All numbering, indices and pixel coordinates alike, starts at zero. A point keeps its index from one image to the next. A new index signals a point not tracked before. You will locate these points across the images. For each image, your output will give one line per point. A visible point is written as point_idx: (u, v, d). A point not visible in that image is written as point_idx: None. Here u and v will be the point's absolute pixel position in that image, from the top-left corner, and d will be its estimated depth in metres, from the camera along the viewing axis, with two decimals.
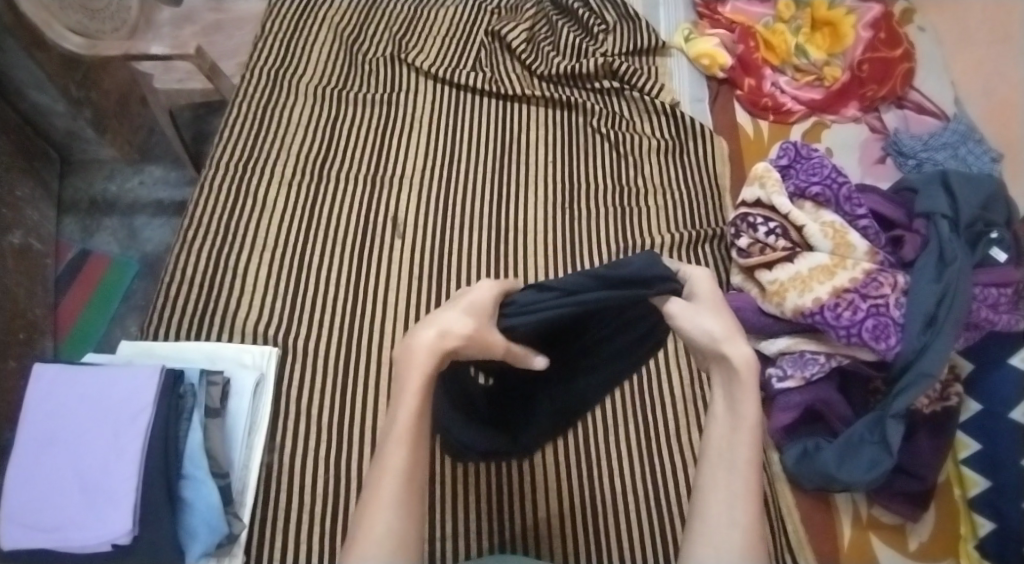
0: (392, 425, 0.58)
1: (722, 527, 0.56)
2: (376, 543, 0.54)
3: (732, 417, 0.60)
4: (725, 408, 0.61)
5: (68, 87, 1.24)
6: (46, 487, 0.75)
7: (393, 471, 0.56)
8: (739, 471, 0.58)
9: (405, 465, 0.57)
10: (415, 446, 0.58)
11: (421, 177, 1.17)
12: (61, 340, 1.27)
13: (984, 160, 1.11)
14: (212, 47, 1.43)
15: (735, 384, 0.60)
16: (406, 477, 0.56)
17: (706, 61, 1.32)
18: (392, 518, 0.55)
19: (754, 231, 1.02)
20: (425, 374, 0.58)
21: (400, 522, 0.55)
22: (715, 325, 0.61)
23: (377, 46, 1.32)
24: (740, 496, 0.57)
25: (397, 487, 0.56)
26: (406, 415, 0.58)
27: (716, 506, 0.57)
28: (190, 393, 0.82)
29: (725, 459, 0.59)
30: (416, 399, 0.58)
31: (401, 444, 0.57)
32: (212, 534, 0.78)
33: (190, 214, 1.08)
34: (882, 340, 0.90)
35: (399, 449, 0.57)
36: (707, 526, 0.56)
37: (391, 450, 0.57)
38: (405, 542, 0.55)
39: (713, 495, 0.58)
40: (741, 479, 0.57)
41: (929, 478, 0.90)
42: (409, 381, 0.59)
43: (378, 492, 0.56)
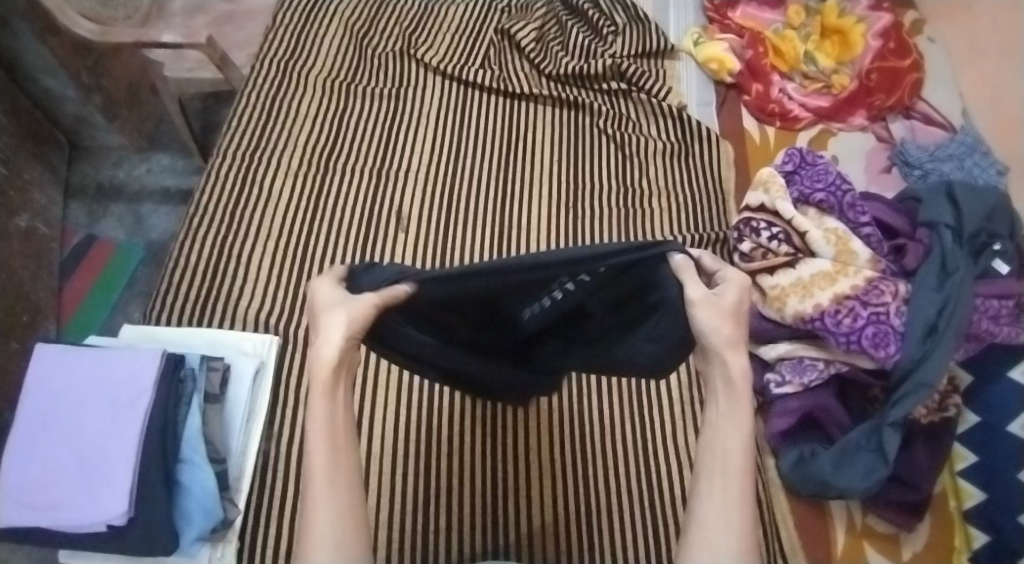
0: (310, 436, 0.55)
1: (719, 530, 0.53)
2: (316, 549, 0.52)
3: (729, 421, 0.57)
4: (722, 415, 0.58)
5: (80, 73, 1.25)
6: (44, 467, 0.75)
7: (317, 480, 0.54)
8: (735, 477, 0.55)
9: (327, 471, 0.54)
10: (336, 449, 0.55)
11: (427, 172, 1.18)
12: (64, 323, 1.27)
13: (990, 172, 1.11)
14: (223, 38, 1.43)
15: (731, 392, 0.57)
16: (329, 479, 0.54)
17: (714, 66, 1.32)
18: (331, 514, 0.53)
19: (757, 235, 1.01)
20: (326, 383, 0.55)
21: (337, 523, 0.53)
22: (714, 324, 0.56)
23: (387, 41, 1.32)
24: (736, 501, 0.54)
25: (324, 493, 0.53)
26: (317, 425, 0.55)
27: (717, 517, 0.54)
28: (190, 378, 0.82)
29: (719, 459, 0.56)
30: (325, 406, 0.55)
31: (319, 451, 0.54)
32: (206, 519, 0.78)
33: (196, 202, 1.08)
34: (881, 348, 0.90)
35: (319, 456, 0.54)
36: (701, 534, 0.54)
37: (312, 454, 0.54)
38: (348, 540, 0.53)
39: (706, 499, 0.55)
40: (739, 483, 0.55)
41: (926, 488, 0.90)
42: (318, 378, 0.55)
43: (310, 501, 0.53)
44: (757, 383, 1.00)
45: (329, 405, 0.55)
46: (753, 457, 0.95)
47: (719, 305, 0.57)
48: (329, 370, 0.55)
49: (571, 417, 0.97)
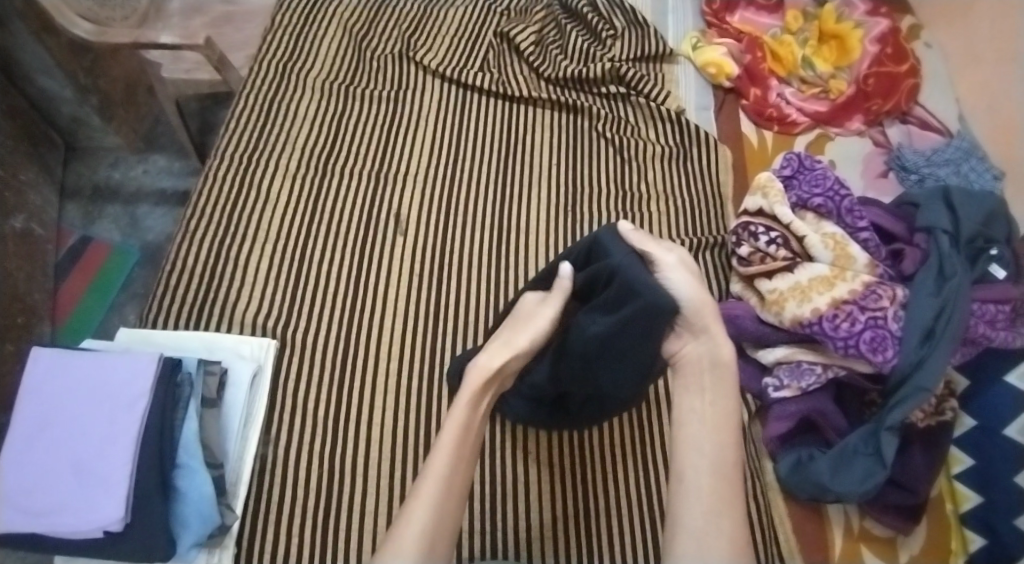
0: (442, 435, 0.64)
1: (711, 523, 0.59)
2: (409, 540, 0.57)
3: (715, 417, 0.64)
4: (710, 409, 0.65)
5: (76, 73, 1.25)
6: (40, 471, 0.75)
7: (434, 482, 0.61)
8: (724, 477, 0.61)
9: (445, 474, 0.62)
10: (458, 456, 0.63)
11: (426, 175, 1.17)
12: (59, 325, 1.27)
13: (986, 177, 1.11)
14: (221, 38, 1.43)
15: (716, 383, 0.66)
16: (445, 481, 0.61)
17: (713, 70, 1.33)
18: (430, 510, 0.59)
19: (755, 239, 1.02)
20: (474, 394, 0.66)
21: (431, 525, 0.59)
22: (689, 292, 0.65)
23: (385, 43, 1.32)
24: (727, 505, 0.60)
25: (435, 491, 0.60)
26: (451, 431, 0.64)
27: (705, 518, 0.60)
28: (187, 383, 0.82)
29: (708, 458, 0.62)
30: (465, 413, 0.65)
31: (444, 454, 0.63)
32: (204, 524, 0.78)
33: (194, 204, 1.08)
34: (879, 352, 0.90)
35: (442, 459, 0.62)
36: (694, 532, 0.59)
37: (437, 456, 0.63)
38: (435, 543, 0.58)
39: (697, 495, 0.61)
40: (728, 485, 0.61)
41: (922, 492, 0.90)
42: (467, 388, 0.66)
43: (418, 497, 0.60)
44: (755, 387, 1.00)
45: (467, 415, 0.65)
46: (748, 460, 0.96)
47: (685, 269, 0.65)
48: (481, 380, 0.66)
49: None
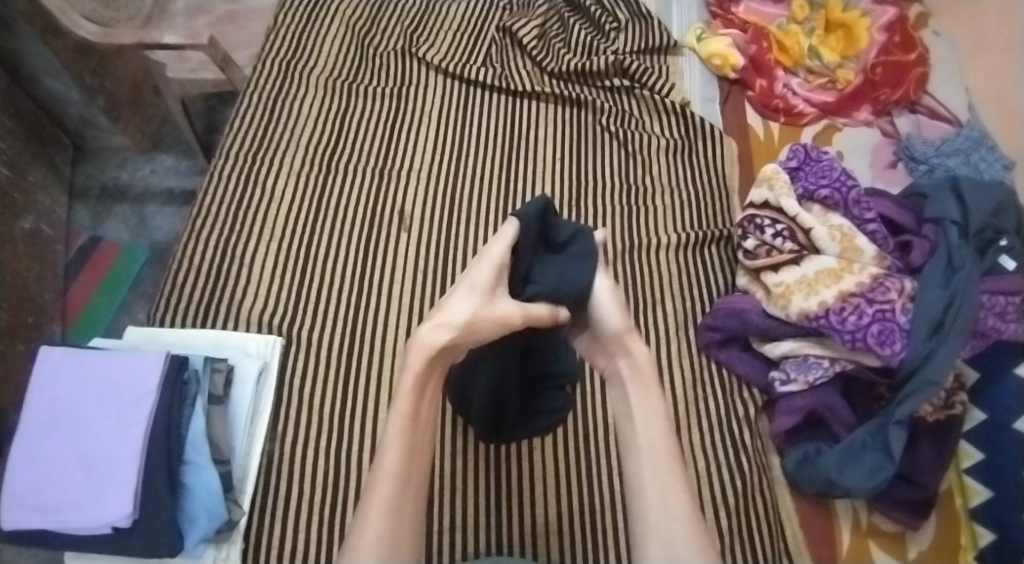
0: (389, 432, 0.62)
1: (664, 521, 0.59)
2: (366, 546, 0.57)
3: (643, 413, 0.64)
4: (636, 408, 0.65)
5: (82, 75, 1.25)
6: (49, 468, 0.76)
7: (386, 483, 0.60)
8: (662, 463, 0.62)
9: (397, 472, 0.60)
10: (410, 452, 0.61)
11: (429, 172, 1.17)
12: (70, 325, 1.28)
13: (996, 167, 1.10)
14: (225, 38, 1.43)
15: (636, 381, 0.66)
16: (397, 486, 0.60)
17: (718, 61, 1.31)
18: (387, 516, 0.58)
19: (761, 232, 1.01)
20: (418, 376, 0.61)
21: (390, 530, 0.58)
22: (617, 324, 0.67)
23: (389, 40, 1.32)
24: (669, 485, 0.60)
25: (389, 495, 0.59)
26: (398, 422, 0.61)
27: (654, 507, 0.60)
28: (194, 379, 0.83)
29: (646, 456, 0.62)
30: (409, 404, 0.62)
31: (394, 450, 0.61)
32: (211, 520, 0.79)
33: (199, 203, 1.08)
34: (887, 345, 0.90)
35: (393, 456, 0.60)
36: (651, 526, 0.59)
37: (385, 456, 0.61)
38: (399, 543, 0.58)
39: (644, 498, 0.61)
40: (666, 469, 0.61)
41: (931, 486, 0.89)
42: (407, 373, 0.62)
43: (371, 499, 0.59)
44: (761, 381, 1.00)
45: (415, 404, 0.62)
46: (755, 455, 0.96)
47: (609, 300, 0.68)
48: (425, 361, 0.61)
49: (574, 415, 0.97)
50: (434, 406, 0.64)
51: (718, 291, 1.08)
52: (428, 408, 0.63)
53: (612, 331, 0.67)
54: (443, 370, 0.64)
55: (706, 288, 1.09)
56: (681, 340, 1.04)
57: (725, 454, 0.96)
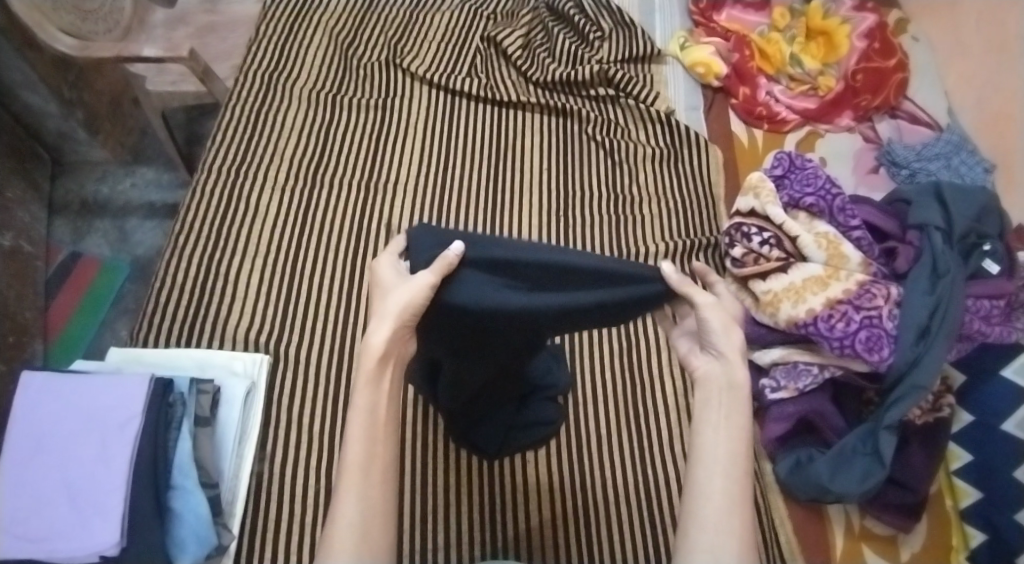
0: (351, 424, 0.61)
1: (711, 529, 0.54)
2: (340, 543, 0.56)
3: (724, 423, 0.58)
4: (714, 416, 0.59)
5: (61, 88, 1.24)
6: (32, 498, 0.74)
7: (351, 474, 0.59)
8: (733, 474, 0.56)
9: (363, 466, 0.59)
10: (373, 443, 0.60)
11: (416, 184, 1.17)
12: (51, 343, 1.25)
13: (977, 170, 1.11)
14: (206, 49, 1.41)
15: (727, 392, 0.60)
16: (362, 473, 0.59)
17: (701, 70, 1.32)
18: (357, 509, 0.58)
19: (749, 240, 1.01)
20: (372, 372, 0.60)
21: (362, 521, 0.58)
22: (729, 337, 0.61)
23: (372, 51, 1.31)
24: (733, 500, 0.55)
25: (356, 485, 0.58)
26: (358, 414, 0.60)
27: (711, 505, 0.55)
28: (180, 402, 0.81)
29: (713, 467, 0.57)
30: (367, 396, 0.60)
31: (357, 442, 0.60)
32: (201, 545, 0.77)
33: (182, 219, 1.07)
34: (875, 352, 0.90)
35: (355, 447, 0.59)
36: (706, 529, 0.54)
37: (349, 448, 0.60)
38: (371, 537, 0.58)
39: (699, 505, 0.56)
40: (737, 480, 0.56)
41: (922, 490, 0.90)
42: (362, 373, 0.60)
43: (341, 490, 0.59)
44: (751, 389, 1.00)
45: (374, 393, 0.60)
46: (748, 463, 0.96)
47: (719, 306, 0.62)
48: (375, 362, 0.60)
49: (566, 427, 0.96)
50: (395, 393, 0.63)
51: None
52: (389, 397, 0.62)
53: (723, 341, 0.61)
54: (399, 363, 0.63)
55: None
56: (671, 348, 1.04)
57: None
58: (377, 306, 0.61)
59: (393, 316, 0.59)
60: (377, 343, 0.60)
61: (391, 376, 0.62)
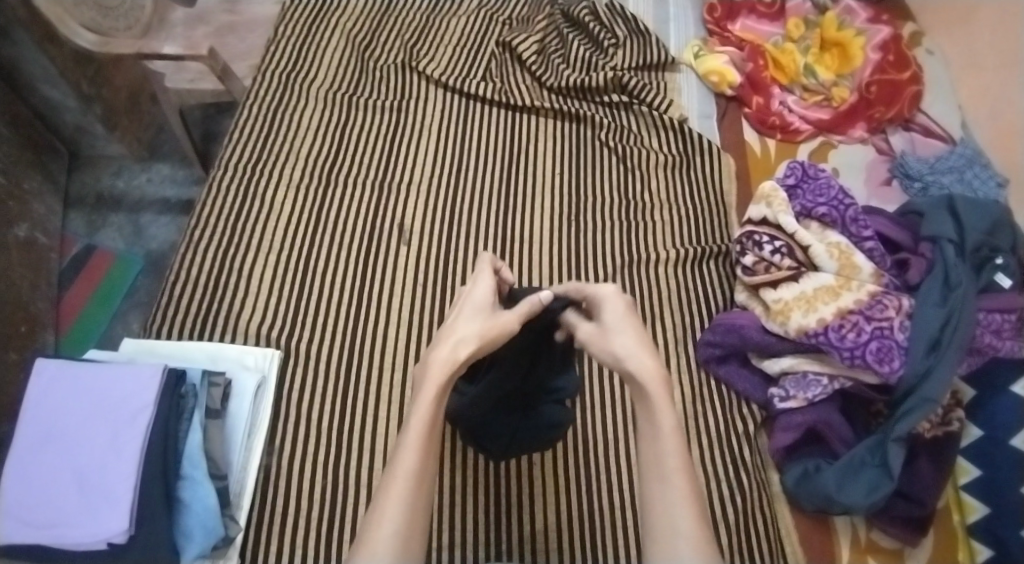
0: (408, 432, 0.62)
1: (669, 535, 0.57)
2: (381, 542, 0.56)
3: (654, 432, 0.62)
4: (647, 429, 0.63)
5: (80, 83, 1.25)
6: (42, 484, 0.74)
7: (403, 479, 0.60)
8: (674, 479, 0.60)
9: (414, 473, 0.60)
10: (427, 452, 0.62)
11: (429, 185, 1.17)
12: (62, 334, 1.26)
13: (990, 185, 1.11)
14: (225, 48, 1.43)
15: (646, 404, 0.64)
16: (414, 482, 0.60)
17: (716, 78, 1.33)
18: (399, 517, 0.58)
19: (760, 248, 1.02)
20: (439, 389, 0.63)
21: (402, 528, 0.58)
22: (630, 346, 0.66)
23: (389, 53, 1.32)
24: (679, 501, 0.59)
25: (405, 492, 0.59)
26: (417, 424, 0.62)
27: (659, 514, 0.59)
28: (191, 394, 0.82)
29: (658, 476, 0.61)
30: (430, 407, 0.63)
31: (413, 450, 0.61)
32: (207, 536, 0.78)
33: (197, 214, 1.08)
34: (885, 363, 0.90)
35: (410, 455, 0.61)
36: (663, 532, 0.58)
37: (403, 456, 0.61)
38: (411, 543, 0.58)
39: (655, 513, 0.59)
40: (677, 484, 0.59)
41: (929, 503, 0.89)
42: (425, 385, 0.64)
43: (387, 495, 0.59)
44: (760, 397, 1.00)
45: (435, 408, 0.63)
46: (753, 471, 0.96)
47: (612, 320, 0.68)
48: (444, 376, 0.64)
49: (574, 431, 0.96)
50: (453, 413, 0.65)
51: (717, 306, 1.09)
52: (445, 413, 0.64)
53: (626, 346, 0.66)
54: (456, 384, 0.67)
55: (705, 304, 1.09)
56: (680, 354, 1.04)
57: (725, 472, 0.96)
58: (459, 320, 0.68)
59: (469, 338, 0.65)
60: (440, 360, 0.64)
61: (449, 395, 0.65)
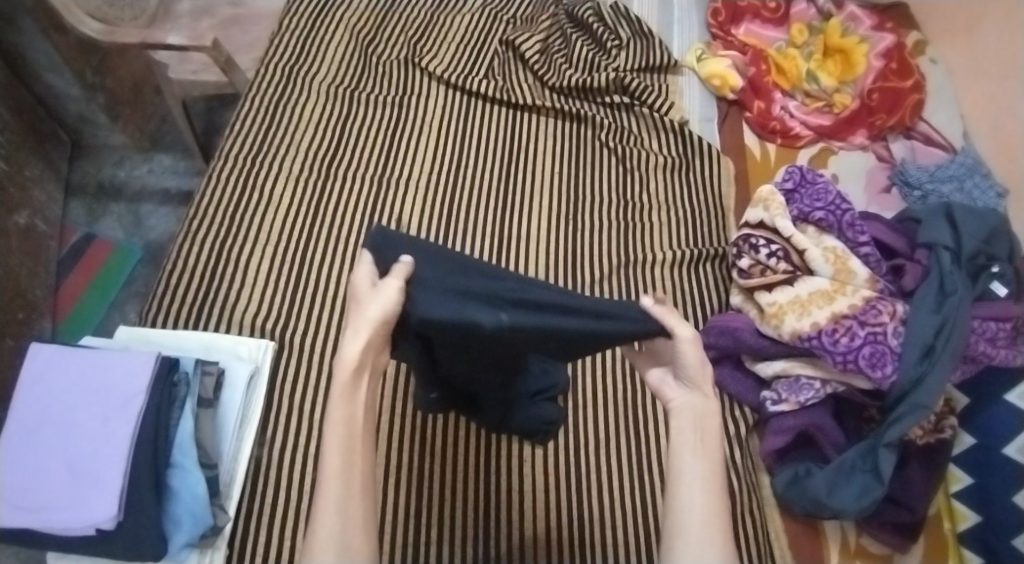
0: (329, 433, 0.60)
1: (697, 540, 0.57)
2: (323, 545, 0.55)
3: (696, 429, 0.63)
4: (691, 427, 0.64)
5: (84, 72, 1.26)
6: (33, 469, 0.75)
7: (332, 479, 0.58)
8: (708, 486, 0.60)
9: (342, 469, 0.59)
10: (351, 452, 0.60)
11: (428, 182, 1.18)
12: (60, 321, 1.27)
13: (989, 195, 1.11)
14: (229, 40, 1.43)
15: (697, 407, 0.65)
16: (344, 478, 0.58)
17: (717, 82, 1.33)
18: (335, 518, 0.57)
19: (756, 252, 1.02)
20: (349, 381, 0.61)
21: (342, 528, 0.57)
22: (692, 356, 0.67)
23: (392, 49, 1.33)
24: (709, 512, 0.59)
25: (337, 492, 0.58)
26: (338, 425, 0.60)
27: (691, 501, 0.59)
28: (184, 382, 0.82)
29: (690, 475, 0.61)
30: (344, 407, 0.60)
31: (335, 452, 0.59)
32: (195, 525, 0.77)
33: (195, 204, 1.08)
34: (877, 369, 0.90)
35: (336, 458, 0.59)
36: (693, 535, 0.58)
37: (328, 457, 0.59)
38: (352, 542, 0.57)
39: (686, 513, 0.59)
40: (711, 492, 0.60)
41: (920, 510, 0.89)
42: (336, 383, 0.61)
43: (321, 500, 0.58)
44: (752, 400, 1.00)
45: (351, 404, 0.61)
46: (745, 474, 0.96)
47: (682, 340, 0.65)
48: (352, 372, 0.61)
49: (565, 430, 0.97)
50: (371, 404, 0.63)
51: (712, 308, 1.09)
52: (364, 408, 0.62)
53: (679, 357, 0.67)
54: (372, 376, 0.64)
55: (700, 306, 1.09)
56: None
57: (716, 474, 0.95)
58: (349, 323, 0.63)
59: (370, 324, 0.61)
60: (347, 359, 0.61)
61: (365, 385, 0.63)
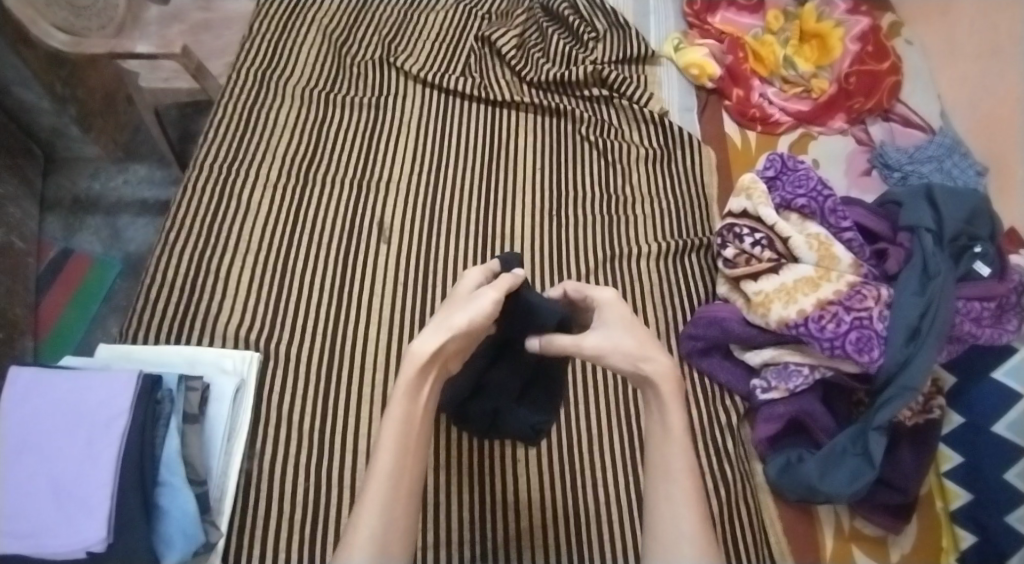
0: (385, 431, 0.65)
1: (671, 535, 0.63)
2: (360, 544, 0.60)
3: (663, 426, 0.66)
4: (658, 425, 0.67)
5: (53, 84, 1.23)
6: (16, 494, 0.73)
7: (381, 478, 0.63)
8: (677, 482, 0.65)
9: (391, 470, 0.63)
10: (403, 454, 0.64)
11: (409, 183, 1.16)
12: (41, 339, 1.24)
13: (969, 173, 1.12)
14: (199, 46, 1.41)
15: (659, 400, 0.67)
16: (392, 478, 0.63)
17: (695, 71, 1.33)
18: (374, 520, 0.62)
19: (740, 241, 1.02)
20: (411, 382, 0.64)
21: (382, 528, 0.62)
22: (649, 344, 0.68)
23: (367, 49, 1.31)
24: (682, 504, 0.64)
25: (382, 494, 0.63)
26: (395, 427, 0.64)
27: (662, 499, 0.65)
28: (168, 398, 0.80)
29: (663, 473, 0.66)
30: (403, 408, 0.64)
31: (387, 452, 0.64)
32: (188, 542, 0.77)
33: (173, 216, 1.07)
34: (865, 353, 0.90)
35: (387, 457, 0.64)
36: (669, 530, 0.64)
37: (381, 455, 0.64)
38: (389, 544, 0.62)
39: (659, 511, 0.65)
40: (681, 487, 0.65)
41: (912, 490, 0.90)
42: (405, 376, 0.65)
43: (367, 496, 0.63)
44: (743, 389, 1.01)
45: (409, 408, 0.65)
46: (737, 463, 0.96)
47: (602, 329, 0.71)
48: (419, 366, 0.64)
49: (558, 427, 0.96)
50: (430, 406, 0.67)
51: (699, 299, 1.09)
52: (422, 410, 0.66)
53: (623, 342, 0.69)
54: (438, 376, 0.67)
55: (687, 298, 1.09)
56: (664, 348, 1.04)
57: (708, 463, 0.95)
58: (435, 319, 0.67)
59: (453, 327, 0.65)
60: (420, 349, 0.64)
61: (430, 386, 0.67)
